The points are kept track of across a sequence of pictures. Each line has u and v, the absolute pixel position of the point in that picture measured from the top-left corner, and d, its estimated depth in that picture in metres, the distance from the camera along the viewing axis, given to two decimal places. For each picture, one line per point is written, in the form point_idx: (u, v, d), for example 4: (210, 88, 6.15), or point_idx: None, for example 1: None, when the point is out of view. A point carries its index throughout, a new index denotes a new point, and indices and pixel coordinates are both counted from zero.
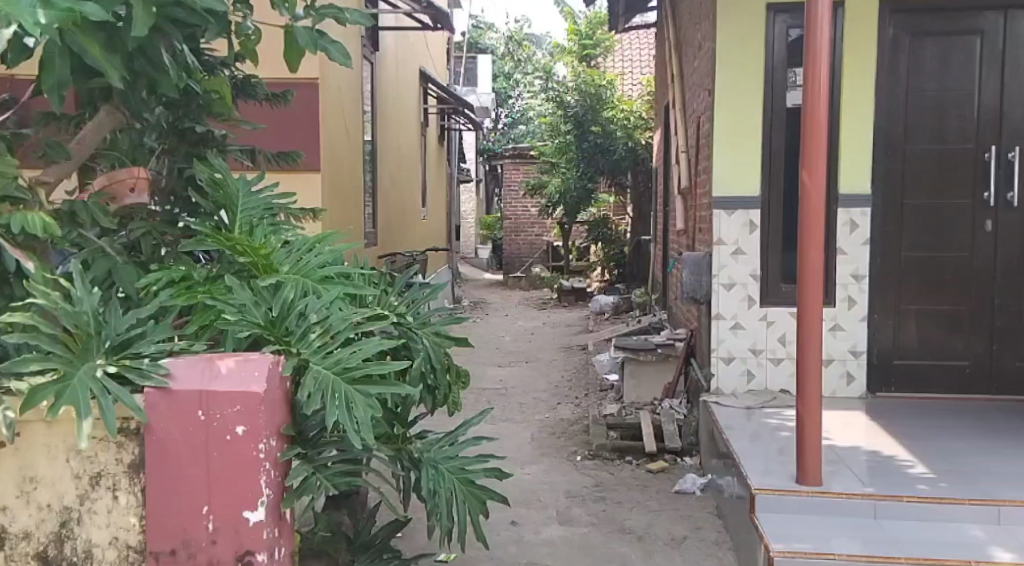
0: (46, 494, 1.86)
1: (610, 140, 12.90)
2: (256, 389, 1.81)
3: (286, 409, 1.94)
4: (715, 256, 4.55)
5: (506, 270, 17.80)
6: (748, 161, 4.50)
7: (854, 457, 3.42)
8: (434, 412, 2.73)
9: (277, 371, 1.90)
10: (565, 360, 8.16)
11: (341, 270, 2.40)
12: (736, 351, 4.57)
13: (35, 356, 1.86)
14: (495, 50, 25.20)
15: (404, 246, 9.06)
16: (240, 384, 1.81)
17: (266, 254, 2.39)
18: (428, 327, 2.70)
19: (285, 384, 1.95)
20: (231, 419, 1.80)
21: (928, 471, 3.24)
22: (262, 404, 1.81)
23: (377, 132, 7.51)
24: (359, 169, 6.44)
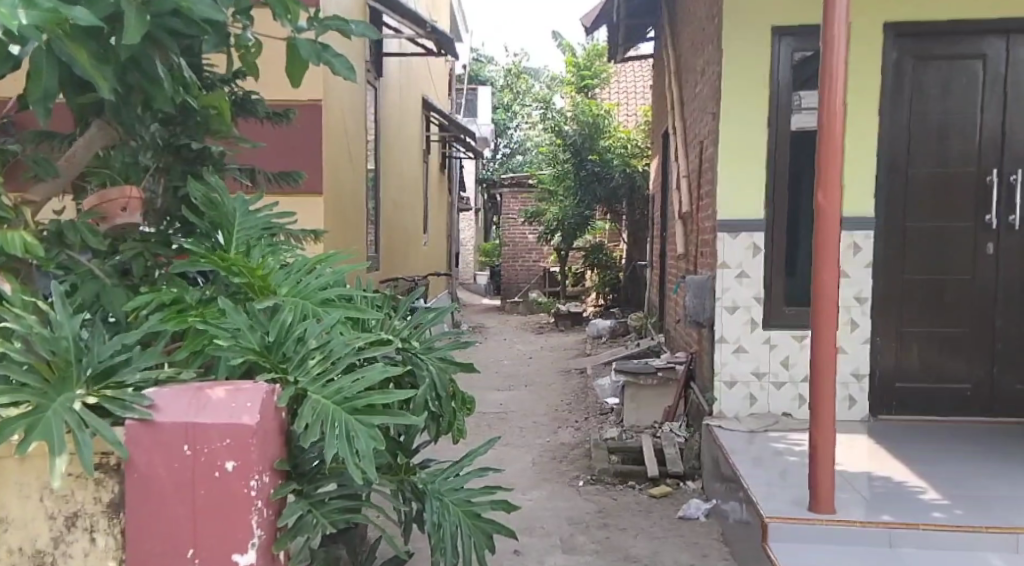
0: (16, 537, 1.82)
1: (607, 168, 12.95)
2: (247, 422, 1.78)
3: (279, 443, 1.92)
4: (719, 279, 4.52)
5: (504, 295, 17.78)
6: (752, 182, 4.49)
7: (865, 482, 3.36)
8: (439, 439, 2.72)
9: (271, 401, 1.88)
10: (564, 383, 8.11)
11: (342, 293, 2.36)
12: (739, 375, 4.53)
13: (8, 388, 1.81)
14: (494, 83, 25.38)
15: (405, 269, 9.04)
16: (231, 416, 1.78)
17: (263, 275, 2.35)
18: (433, 351, 2.69)
19: (279, 415, 1.92)
20: (220, 453, 1.76)
21: (940, 497, 3.19)
22: (253, 438, 1.78)
23: (380, 161, 7.51)
24: (362, 194, 6.41)
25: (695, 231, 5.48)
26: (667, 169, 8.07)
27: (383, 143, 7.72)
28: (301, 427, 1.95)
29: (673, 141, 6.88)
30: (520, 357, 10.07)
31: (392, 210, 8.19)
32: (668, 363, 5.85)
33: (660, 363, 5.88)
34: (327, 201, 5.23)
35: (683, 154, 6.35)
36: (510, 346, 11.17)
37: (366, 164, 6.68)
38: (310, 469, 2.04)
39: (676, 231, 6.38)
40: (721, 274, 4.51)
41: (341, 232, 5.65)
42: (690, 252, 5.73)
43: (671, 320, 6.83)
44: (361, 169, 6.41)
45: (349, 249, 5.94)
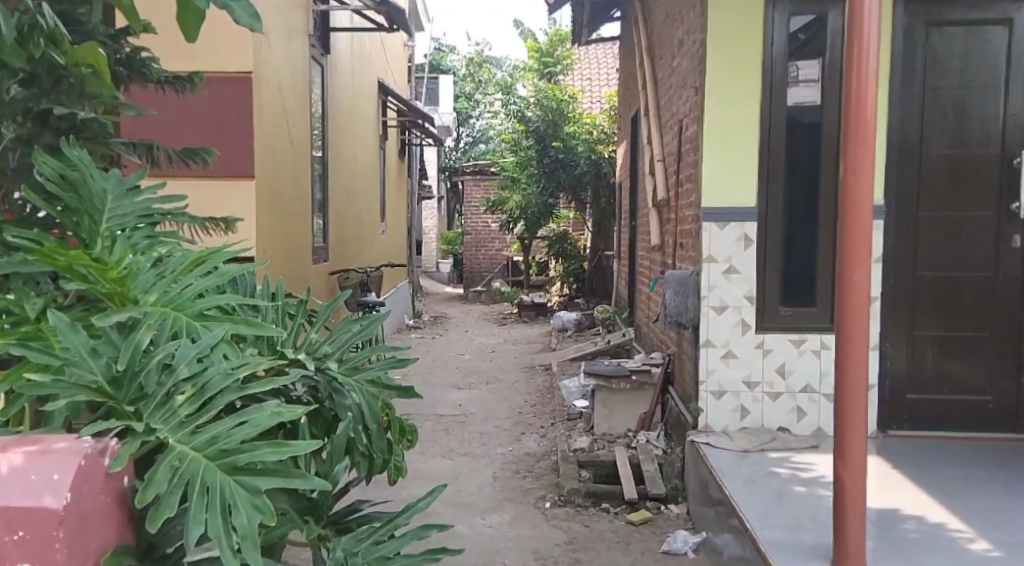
0: None
1: (572, 155, 12.38)
2: (52, 506, 1.24)
3: (116, 524, 1.39)
4: (704, 276, 4.09)
5: (466, 285, 17.18)
6: (740, 165, 4.03)
7: (893, 524, 2.81)
8: (372, 477, 2.19)
9: (100, 465, 1.34)
10: (528, 381, 7.53)
11: (227, 301, 1.78)
12: (728, 384, 4.09)
13: None
14: (457, 72, 24.73)
15: (359, 261, 8.40)
16: (29, 497, 1.25)
17: (119, 277, 1.72)
18: (359, 373, 2.17)
19: (116, 485, 1.40)
20: (12, 550, 1.23)
21: (991, 547, 2.62)
22: (60, 528, 1.24)
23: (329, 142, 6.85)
24: (305, 182, 5.70)
25: (674, 219, 4.93)
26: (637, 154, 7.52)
27: (335, 124, 7.05)
28: (146, 502, 1.37)
29: (646, 123, 6.32)
30: (480, 350, 9.49)
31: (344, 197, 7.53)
32: (643, 365, 5.31)
33: (634, 365, 5.34)
34: (264, 186, 4.58)
35: (658, 137, 5.81)
36: (472, 339, 10.57)
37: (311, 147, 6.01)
38: (174, 553, 1.52)
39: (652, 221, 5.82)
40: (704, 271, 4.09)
41: (277, 226, 4.96)
42: (668, 242, 5.19)
43: (645, 316, 6.29)
44: (308, 152, 5.75)
45: (291, 241, 5.29)
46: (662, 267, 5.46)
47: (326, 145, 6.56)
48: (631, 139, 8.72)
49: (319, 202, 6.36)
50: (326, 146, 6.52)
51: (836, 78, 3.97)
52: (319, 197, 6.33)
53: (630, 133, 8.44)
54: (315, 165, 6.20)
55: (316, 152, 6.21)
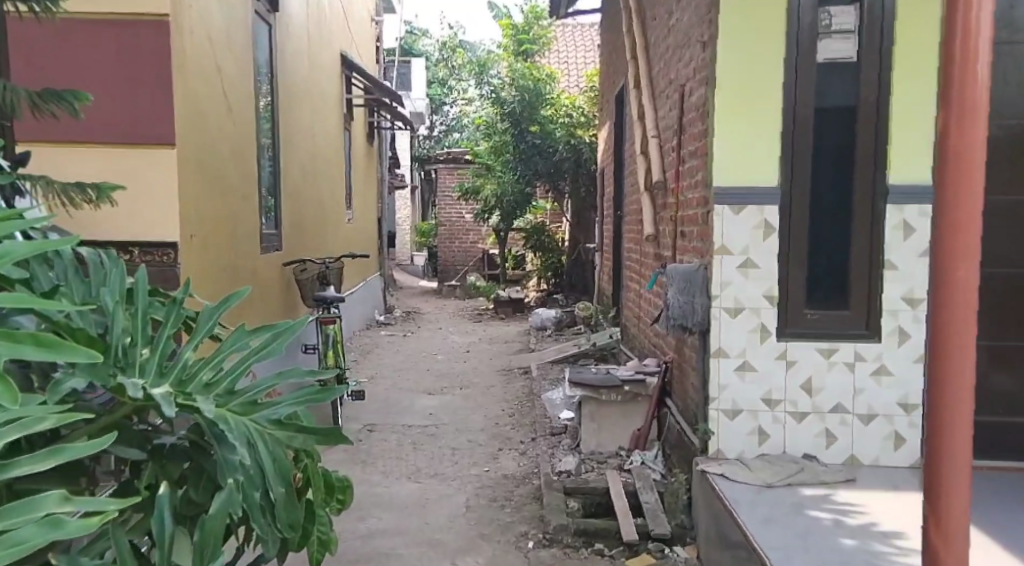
0: None
1: (550, 140, 11.69)
2: None
3: None
4: (717, 269, 3.53)
5: (439, 278, 16.43)
6: (759, 139, 3.49)
7: None
8: (284, 557, 1.63)
9: None
10: (505, 385, 6.86)
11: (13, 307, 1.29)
12: (744, 402, 3.55)
13: None
14: (430, 57, 23.95)
15: (318, 251, 7.64)
16: None
17: None
18: (257, 413, 1.61)
19: None
20: None
21: None
22: None
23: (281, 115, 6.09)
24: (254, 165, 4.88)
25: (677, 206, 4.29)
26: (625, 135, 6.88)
27: (291, 97, 6.31)
28: None
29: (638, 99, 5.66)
30: (454, 350, 8.78)
31: (301, 179, 6.78)
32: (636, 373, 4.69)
33: (625, 372, 4.70)
34: (203, 163, 3.90)
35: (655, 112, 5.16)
36: (445, 337, 9.85)
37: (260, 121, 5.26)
38: None
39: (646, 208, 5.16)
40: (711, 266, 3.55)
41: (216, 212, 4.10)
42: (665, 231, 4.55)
43: (636, 315, 5.64)
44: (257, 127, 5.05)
45: (243, 230, 4.60)
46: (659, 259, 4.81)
47: (280, 120, 5.83)
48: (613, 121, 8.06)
49: (273, 184, 5.63)
50: (280, 122, 5.78)
51: (875, 29, 3.43)
52: (274, 179, 5.60)
53: (613, 113, 7.77)
54: (266, 141, 5.47)
55: (266, 127, 5.49)
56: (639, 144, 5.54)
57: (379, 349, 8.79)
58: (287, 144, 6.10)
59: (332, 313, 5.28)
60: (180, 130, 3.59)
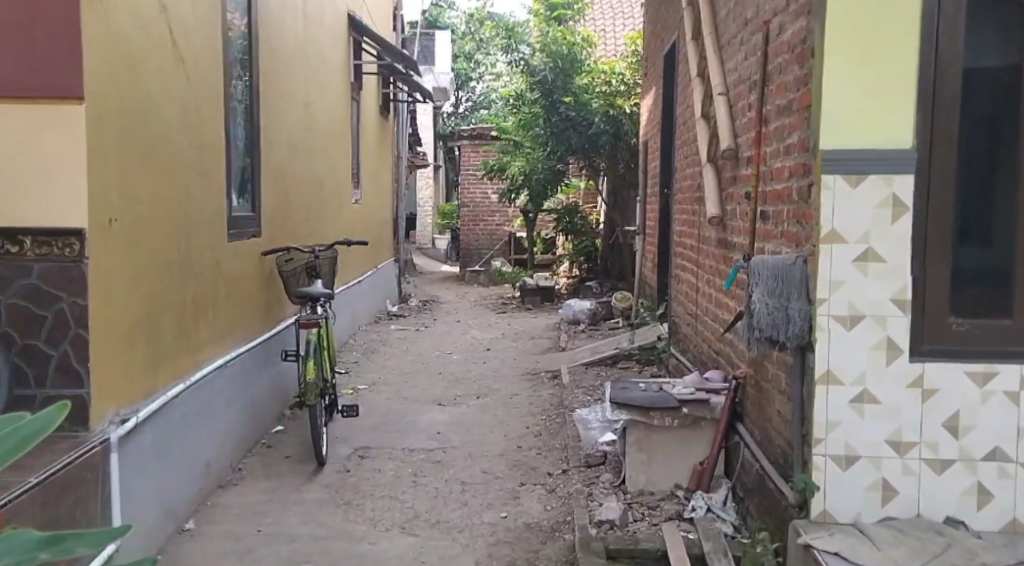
0: None
1: (584, 112, 10.64)
2: None
3: None
4: (824, 264, 2.55)
5: (462, 264, 15.53)
6: (888, 79, 2.50)
7: None
8: None
9: None
10: (531, 394, 5.93)
11: None
12: (863, 447, 2.58)
13: None
14: (456, 31, 23.03)
15: (318, 237, 6.74)
16: None
17: None
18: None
19: None
20: None
21: None
22: None
23: (270, 78, 5.17)
24: (218, 127, 3.95)
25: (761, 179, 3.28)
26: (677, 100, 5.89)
27: (276, 56, 5.35)
28: None
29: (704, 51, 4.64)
30: (473, 349, 7.86)
31: (294, 153, 5.87)
32: (699, 393, 3.77)
33: (684, 391, 3.78)
34: (141, 129, 2.98)
35: (724, 64, 4.15)
36: (463, 332, 8.93)
37: (229, 77, 4.27)
38: None
39: (715, 183, 4.16)
40: (813, 257, 2.58)
41: (163, 188, 3.19)
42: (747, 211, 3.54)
43: (706, 316, 4.64)
44: (226, 88, 4.12)
45: (203, 217, 3.70)
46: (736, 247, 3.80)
47: (259, 81, 4.86)
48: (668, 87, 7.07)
49: (249, 158, 4.70)
50: (258, 83, 4.84)
51: None
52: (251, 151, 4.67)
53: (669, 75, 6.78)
54: (240, 106, 4.54)
55: (240, 88, 4.56)
56: (704, 107, 4.56)
57: (389, 348, 7.89)
58: (269, 110, 5.14)
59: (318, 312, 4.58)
60: (105, 83, 2.67)
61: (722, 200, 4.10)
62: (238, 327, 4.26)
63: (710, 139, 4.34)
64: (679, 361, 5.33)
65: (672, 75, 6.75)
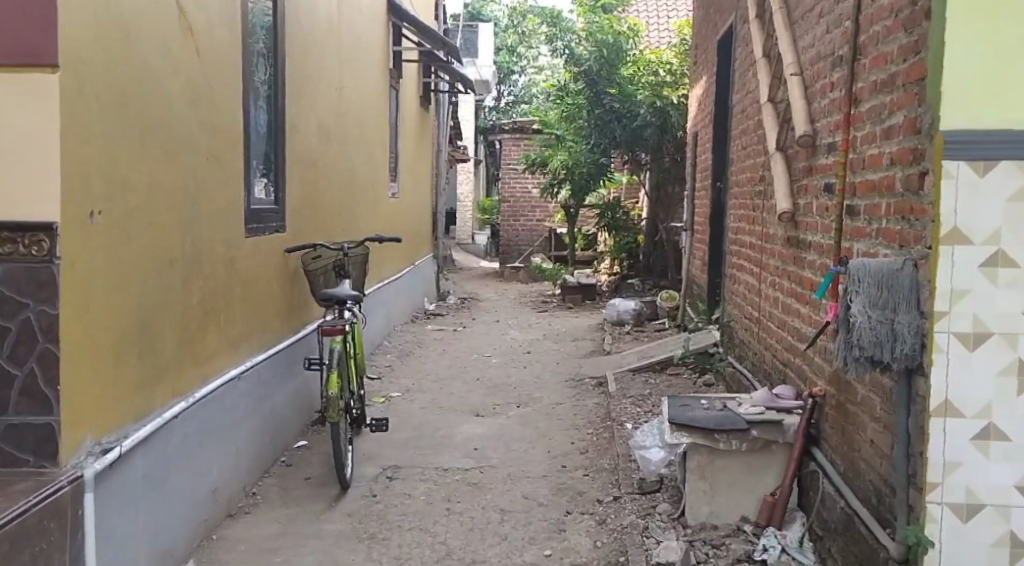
0: None
1: (629, 104, 10.16)
2: None
3: None
4: (943, 266, 2.07)
5: (502, 260, 15.15)
6: (1018, 52, 2.05)
7: None
8: None
9: None
10: (576, 402, 5.55)
11: None
12: (988, 492, 2.13)
13: None
14: (499, 24, 22.65)
15: (354, 234, 6.41)
16: None
17: None
18: None
19: None
20: None
21: None
22: None
23: (299, 65, 4.82)
24: (236, 115, 3.62)
25: (851, 168, 2.81)
26: (738, 85, 5.40)
27: (304, 40, 4.97)
28: None
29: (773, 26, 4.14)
30: (512, 352, 7.47)
31: (326, 146, 5.54)
32: (768, 412, 3.30)
33: (752, 409, 3.31)
34: (141, 119, 2.65)
35: (798, 39, 3.66)
36: (502, 333, 8.55)
37: (252, 62, 3.97)
38: None
39: (784, 175, 3.67)
40: (927, 258, 2.10)
41: (168, 181, 2.86)
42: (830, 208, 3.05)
43: (769, 323, 4.16)
44: (246, 76, 3.79)
45: (217, 212, 3.37)
46: (812, 247, 3.31)
47: (285, 65, 4.52)
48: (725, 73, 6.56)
49: (271, 149, 4.35)
50: (284, 68, 4.50)
51: None
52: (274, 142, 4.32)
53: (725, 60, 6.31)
54: (262, 91, 4.20)
55: (263, 74, 4.23)
56: (771, 90, 4.05)
57: (425, 350, 7.54)
58: (295, 98, 4.77)
59: (343, 317, 4.16)
60: (96, 65, 2.34)
61: (793, 194, 3.61)
62: (252, 338, 3.93)
63: (778, 126, 3.85)
64: (735, 371, 4.84)
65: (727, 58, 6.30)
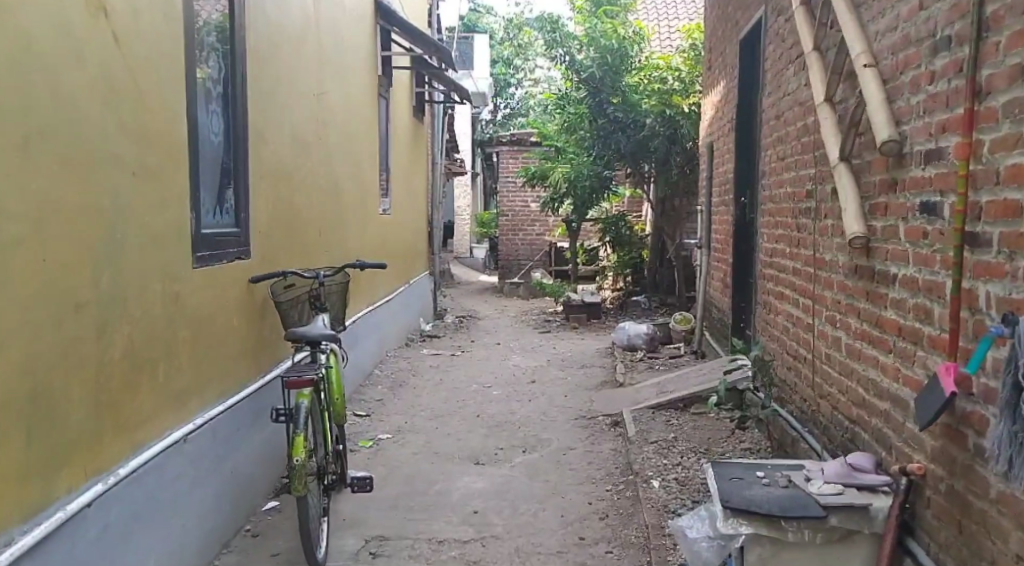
0: None
1: (635, 114, 9.45)
2: None
3: None
4: None
5: (501, 275, 14.45)
6: None
7: None
8: None
9: None
10: (590, 448, 4.86)
11: None
12: None
13: None
14: (495, 35, 22.12)
15: (336, 261, 5.70)
16: None
17: None
18: None
19: None
20: None
21: None
22: None
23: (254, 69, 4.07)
24: (159, 129, 3.12)
25: (970, 189, 2.09)
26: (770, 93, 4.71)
27: (268, 35, 4.30)
28: None
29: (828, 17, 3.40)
30: (515, 382, 6.74)
31: (299, 164, 4.81)
32: (849, 491, 2.61)
33: (827, 489, 2.63)
34: None
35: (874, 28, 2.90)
36: (504, 359, 7.82)
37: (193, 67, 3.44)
38: None
39: (855, 191, 2.92)
40: None
41: (43, 222, 2.37)
42: (932, 236, 2.34)
43: (829, 368, 3.43)
44: (187, 87, 3.36)
45: (131, 247, 2.90)
46: (901, 286, 2.58)
47: (243, 68, 3.96)
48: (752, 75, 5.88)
49: (231, 163, 3.88)
50: (242, 73, 3.95)
51: None
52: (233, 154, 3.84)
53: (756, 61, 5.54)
54: (214, 95, 3.70)
55: (212, 81, 3.70)
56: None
57: (419, 380, 6.81)
58: (253, 101, 4.11)
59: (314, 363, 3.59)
60: None
61: (868, 216, 2.86)
62: (202, 389, 3.49)
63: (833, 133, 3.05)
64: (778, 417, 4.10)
65: (755, 60, 5.55)
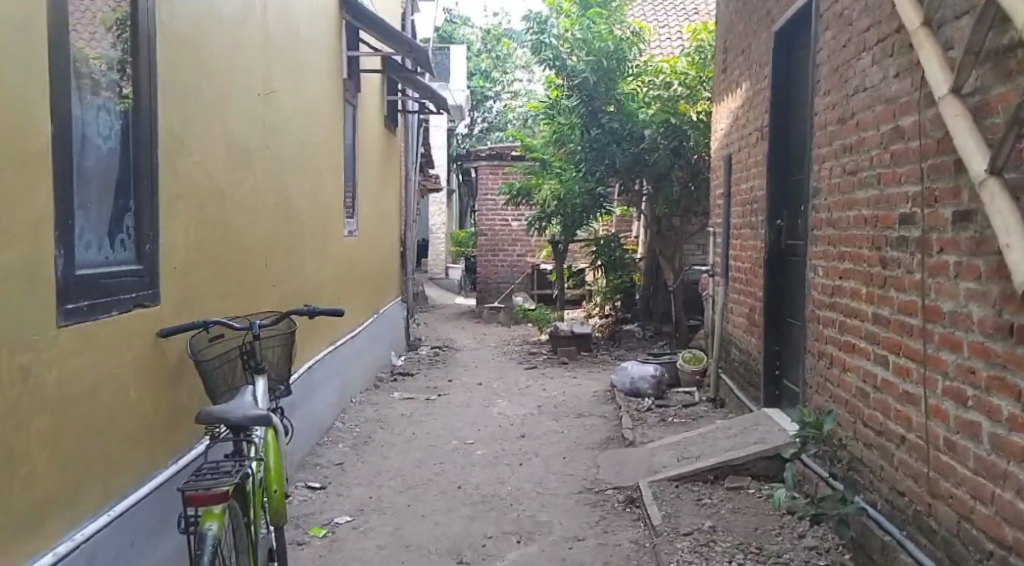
0: None
1: (631, 125, 8.59)
2: None
3: None
4: None
5: (479, 300, 13.43)
6: None
7: None
8: None
9: None
10: (603, 539, 3.85)
11: None
12: None
13: None
14: (472, 49, 21.28)
15: (291, 300, 4.67)
16: None
17: None
18: None
19: None
20: None
21: None
22: None
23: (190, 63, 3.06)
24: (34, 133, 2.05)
25: None
26: (835, 94, 3.85)
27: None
28: None
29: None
30: (501, 438, 5.70)
31: (248, 182, 3.83)
32: None
33: None
34: None
35: None
36: (487, 405, 6.78)
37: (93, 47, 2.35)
38: None
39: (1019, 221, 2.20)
40: None
41: None
42: None
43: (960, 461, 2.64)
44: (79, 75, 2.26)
45: None
46: None
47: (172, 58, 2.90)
48: (787, 79, 5.00)
49: (137, 174, 2.64)
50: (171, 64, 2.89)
51: None
52: (144, 171, 2.68)
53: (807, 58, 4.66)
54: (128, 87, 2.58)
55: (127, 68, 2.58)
56: (986, 88, 2.49)
57: (389, 434, 5.74)
58: (172, 86, 2.89)
59: (225, 467, 2.39)
60: None
61: None
62: (67, 501, 2.22)
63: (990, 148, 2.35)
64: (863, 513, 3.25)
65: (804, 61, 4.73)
